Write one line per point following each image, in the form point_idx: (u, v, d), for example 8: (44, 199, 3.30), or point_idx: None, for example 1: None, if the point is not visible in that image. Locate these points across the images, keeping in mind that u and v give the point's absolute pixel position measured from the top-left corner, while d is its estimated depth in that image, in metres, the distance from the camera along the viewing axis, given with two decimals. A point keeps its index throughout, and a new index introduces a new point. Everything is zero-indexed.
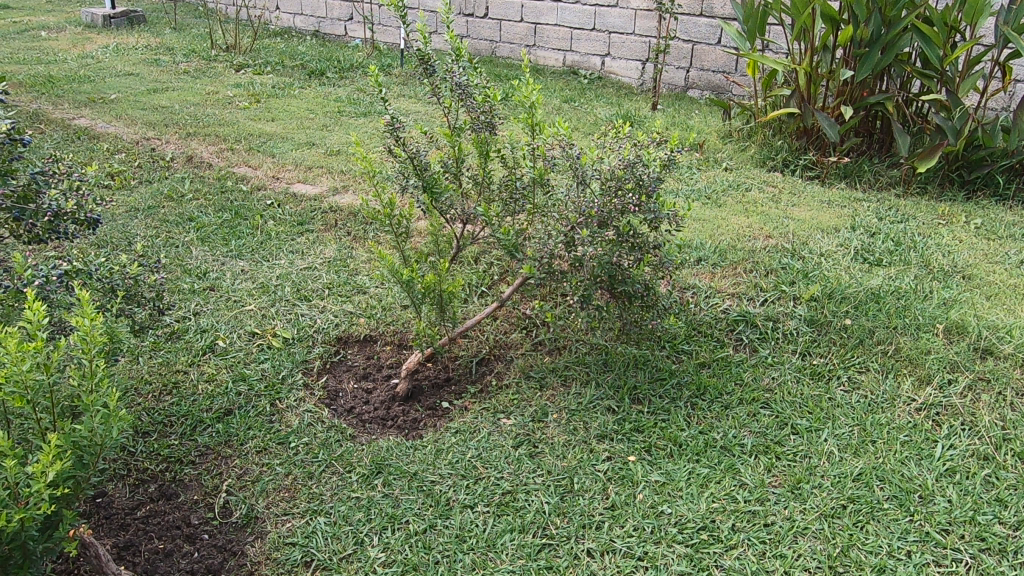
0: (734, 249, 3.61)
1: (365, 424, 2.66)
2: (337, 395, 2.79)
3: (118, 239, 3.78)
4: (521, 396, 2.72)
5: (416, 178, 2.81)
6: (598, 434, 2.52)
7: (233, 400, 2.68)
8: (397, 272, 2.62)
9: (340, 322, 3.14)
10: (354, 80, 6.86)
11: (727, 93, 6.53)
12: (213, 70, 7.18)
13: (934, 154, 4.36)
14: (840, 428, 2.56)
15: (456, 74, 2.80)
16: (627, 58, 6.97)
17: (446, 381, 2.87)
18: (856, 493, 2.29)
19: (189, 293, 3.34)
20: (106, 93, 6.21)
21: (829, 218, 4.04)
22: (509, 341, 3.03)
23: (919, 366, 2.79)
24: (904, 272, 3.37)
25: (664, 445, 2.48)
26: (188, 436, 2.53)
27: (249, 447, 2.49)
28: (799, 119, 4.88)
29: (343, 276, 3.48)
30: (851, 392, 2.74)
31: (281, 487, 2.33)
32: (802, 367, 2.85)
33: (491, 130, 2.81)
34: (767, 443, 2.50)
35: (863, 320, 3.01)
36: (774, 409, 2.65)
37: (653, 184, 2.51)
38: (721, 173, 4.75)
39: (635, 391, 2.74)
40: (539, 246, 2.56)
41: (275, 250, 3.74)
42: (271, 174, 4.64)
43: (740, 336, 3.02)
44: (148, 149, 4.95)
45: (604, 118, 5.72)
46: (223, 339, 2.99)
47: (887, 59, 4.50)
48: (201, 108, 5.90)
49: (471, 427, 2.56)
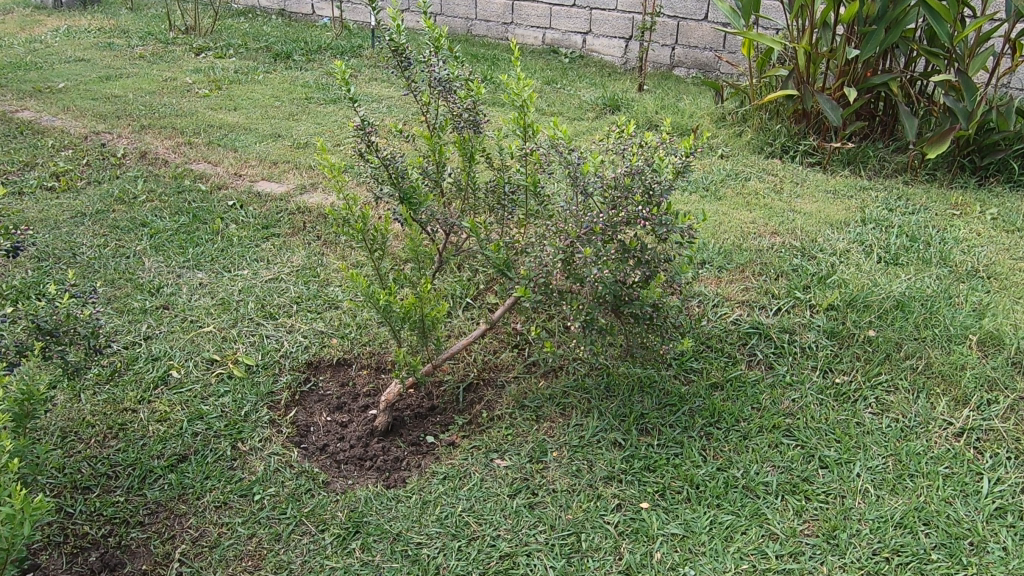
0: (740, 249, 3.32)
1: (341, 465, 2.36)
2: (307, 432, 2.49)
3: (61, 250, 3.41)
4: (515, 431, 2.42)
5: (391, 187, 2.43)
6: (605, 475, 2.24)
7: (188, 444, 2.36)
8: (372, 296, 2.30)
9: (310, 345, 2.81)
10: (323, 64, 6.46)
11: (716, 71, 6.24)
12: (170, 54, 6.74)
13: (945, 139, 4.08)
14: (873, 460, 2.30)
15: (436, 68, 2.44)
16: (609, 36, 6.64)
17: (430, 411, 2.58)
18: (900, 543, 2.03)
19: (139, 313, 2.99)
20: (54, 82, 5.76)
21: (837, 211, 3.76)
22: (500, 363, 2.72)
23: (954, 386, 2.52)
24: (926, 273, 3.11)
25: (680, 488, 2.20)
26: (135, 490, 2.20)
27: (206, 501, 2.17)
28: (797, 102, 4.57)
29: (313, 288, 3.15)
30: (881, 415, 2.47)
31: (244, 554, 2.02)
32: (825, 387, 2.57)
33: (476, 129, 2.49)
34: (794, 480, 2.24)
35: (889, 331, 2.73)
36: (798, 438, 2.39)
37: (664, 193, 2.19)
38: (717, 161, 4.45)
39: (643, 420, 2.45)
40: (535, 265, 2.25)
41: (236, 259, 3.39)
42: (232, 170, 4.27)
43: (754, 350, 2.74)
44: (97, 144, 4.55)
45: (590, 102, 5.39)
46: (178, 369, 2.66)
47: (893, 38, 4.18)
48: (156, 97, 5.48)
49: (461, 471, 2.26)
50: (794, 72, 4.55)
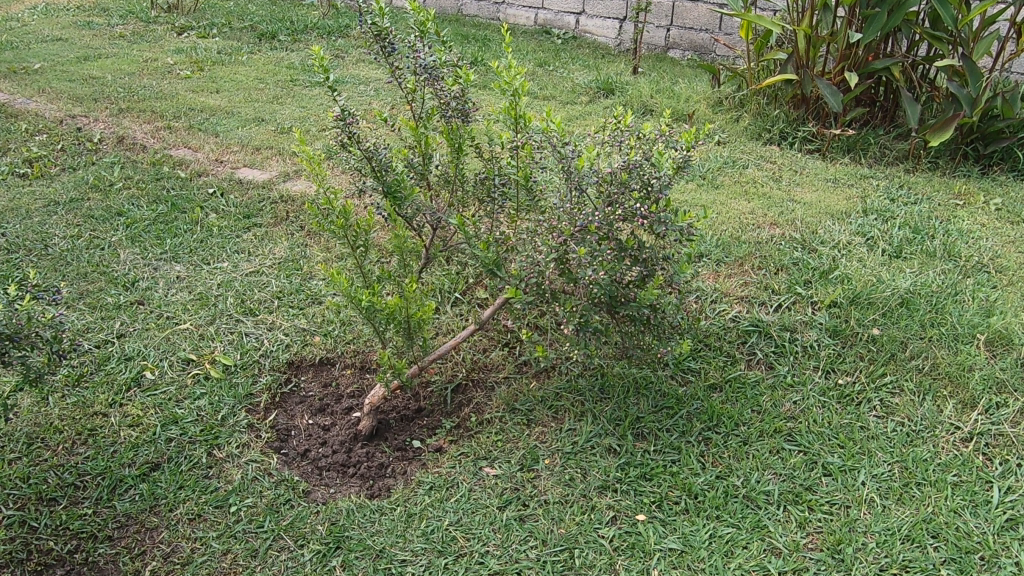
0: (738, 241, 3.21)
1: (323, 473, 2.25)
2: (288, 436, 2.38)
3: (32, 242, 3.27)
4: (505, 437, 2.31)
5: (375, 180, 2.29)
6: (600, 485, 2.14)
7: (162, 451, 2.24)
8: (354, 297, 2.18)
9: (291, 344, 2.69)
10: (309, 44, 6.28)
11: (712, 54, 6.09)
12: (152, 34, 6.55)
13: (948, 127, 3.97)
14: (878, 468, 2.20)
15: (422, 54, 2.30)
16: (603, 16, 6.48)
17: (417, 413, 2.47)
18: (908, 558, 1.94)
19: (113, 309, 2.85)
20: (30, 63, 5.57)
21: (837, 200, 3.65)
22: (489, 362, 2.61)
23: (962, 388, 2.43)
24: (931, 268, 3.00)
25: (678, 499, 2.11)
26: (104, 501, 2.09)
27: (179, 514, 2.06)
28: (796, 86, 4.44)
29: (295, 282, 3.03)
30: (886, 419, 2.37)
31: (218, 573, 1.92)
32: (827, 389, 2.47)
33: (465, 117, 2.35)
34: (796, 489, 2.14)
35: (894, 330, 2.64)
36: (800, 443, 2.29)
37: (663, 189, 2.05)
38: (714, 148, 4.33)
39: (638, 424, 2.35)
40: (527, 264, 2.13)
41: (216, 250, 3.26)
42: (213, 156, 4.12)
43: (754, 349, 2.63)
44: (73, 128, 4.38)
45: (583, 85, 5.24)
46: (152, 370, 2.54)
47: (896, 21, 4.04)
48: (136, 79, 5.30)
49: (448, 480, 2.16)
50: (794, 56, 4.42)
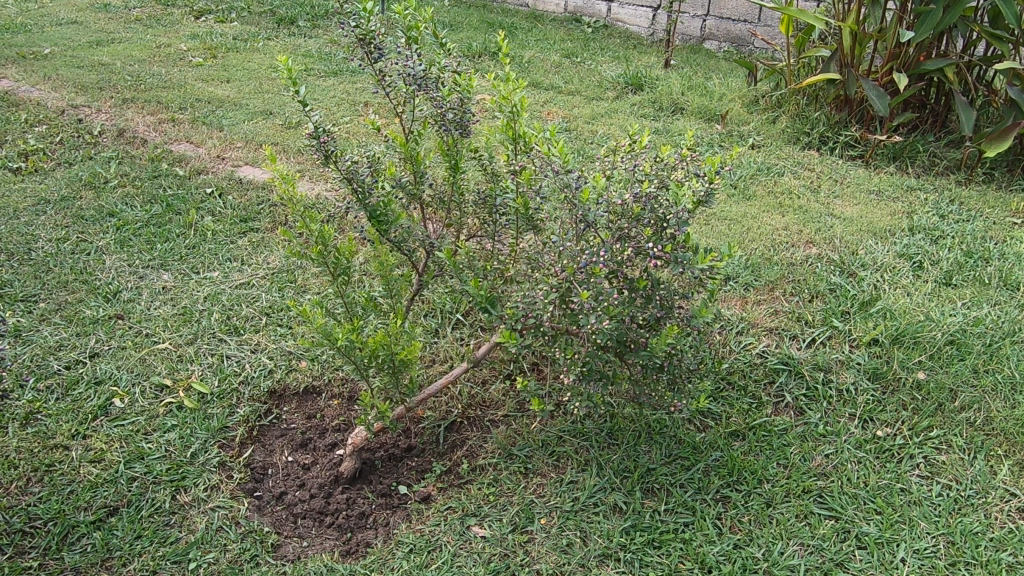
0: (770, 263, 2.93)
1: (298, 521, 2.04)
2: (264, 475, 2.18)
3: (16, 245, 3.10)
4: (499, 489, 2.08)
5: (358, 203, 2.05)
6: (601, 553, 1.90)
7: (122, 494, 2.05)
8: (331, 335, 1.95)
9: (275, 369, 2.48)
10: (329, 29, 6.05)
11: (749, 46, 5.75)
12: (169, 17, 6.37)
13: (1006, 137, 3.62)
14: (921, 541, 1.93)
15: (411, 61, 2.04)
16: (636, 5, 6.16)
17: (406, 453, 2.24)
18: None
19: (89, 323, 2.66)
20: (40, 47, 5.42)
21: (880, 215, 3.34)
22: (488, 398, 2.38)
23: (1020, 448, 2.15)
24: (986, 300, 2.70)
25: (688, 572, 1.86)
26: (53, 552, 1.90)
27: (133, 569, 1.87)
28: (839, 86, 4.10)
29: (287, 297, 2.81)
30: (930, 480, 2.09)
31: None
32: (864, 441, 2.20)
33: (461, 132, 2.09)
34: (824, 565, 1.88)
35: (942, 375, 2.35)
36: (831, 507, 2.02)
37: (680, 226, 1.82)
38: (747, 152, 4.02)
39: (648, 477, 2.11)
40: (524, 303, 1.88)
41: (207, 258, 3.05)
42: (215, 152, 3.91)
43: (782, 391, 2.36)
44: (74, 119, 4.21)
45: (611, 79, 4.94)
46: (122, 397, 2.34)
47: (952, 18, 3.68)
48: (146, 66, 5.12)
49: (432, 541, 1.94)
50: (837, 53, 4.07)
